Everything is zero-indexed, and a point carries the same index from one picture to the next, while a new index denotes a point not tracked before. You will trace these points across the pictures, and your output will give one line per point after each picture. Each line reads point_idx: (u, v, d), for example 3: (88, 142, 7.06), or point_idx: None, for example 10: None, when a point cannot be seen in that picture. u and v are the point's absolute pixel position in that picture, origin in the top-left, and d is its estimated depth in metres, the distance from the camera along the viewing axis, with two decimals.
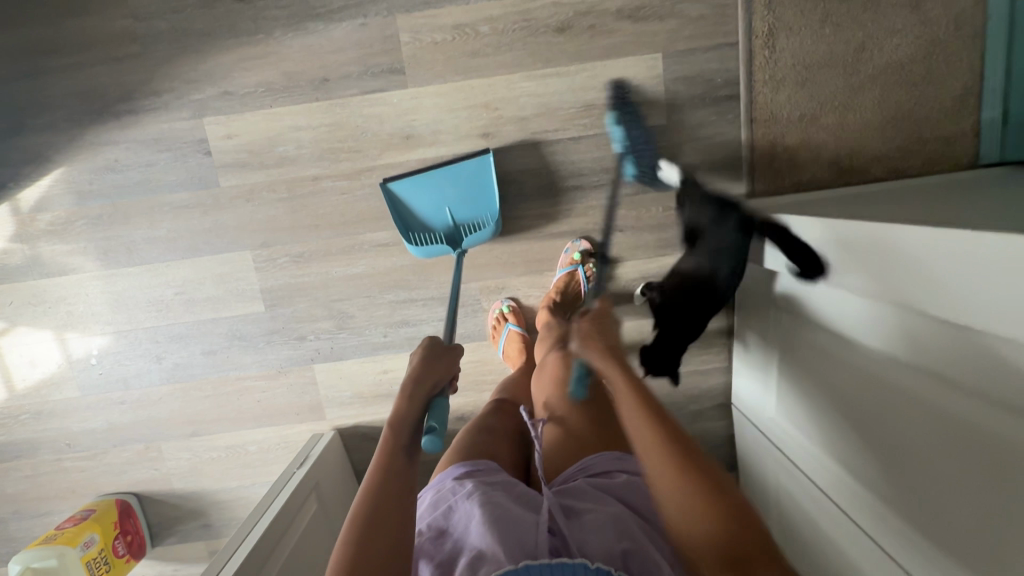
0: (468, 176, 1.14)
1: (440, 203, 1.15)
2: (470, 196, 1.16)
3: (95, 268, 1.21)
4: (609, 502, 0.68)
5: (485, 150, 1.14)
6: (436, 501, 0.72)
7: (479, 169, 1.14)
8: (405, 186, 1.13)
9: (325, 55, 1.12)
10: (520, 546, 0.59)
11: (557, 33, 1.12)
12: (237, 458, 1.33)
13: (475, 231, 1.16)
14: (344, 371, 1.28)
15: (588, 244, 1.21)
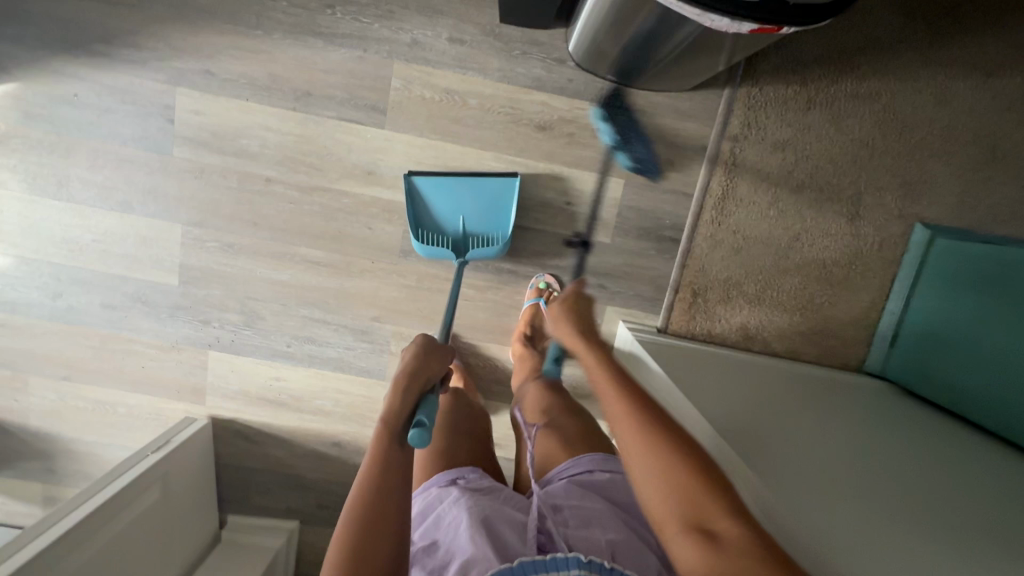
0: (491, 193, 1.18)
1: (455, 210, 1.19)
2: (486, 211, 1.20)
3: (18, 190, 1.18)
4: (590, 498, 0.71)
5: (513, 174, 1.18)
6: (425, 512, 0.74)
7: (501, 190, 1.18)
8: (428, 187, 1.17)
9: (315, 72, 1.14)
10: (507, 552, 0.62)
11: (537, 130, 1.18)
12: (104, 414, 1.31)
13: (483, 245, 1.20)
14: (237, 365, 1.29)
15: (552, 278, 1.24)
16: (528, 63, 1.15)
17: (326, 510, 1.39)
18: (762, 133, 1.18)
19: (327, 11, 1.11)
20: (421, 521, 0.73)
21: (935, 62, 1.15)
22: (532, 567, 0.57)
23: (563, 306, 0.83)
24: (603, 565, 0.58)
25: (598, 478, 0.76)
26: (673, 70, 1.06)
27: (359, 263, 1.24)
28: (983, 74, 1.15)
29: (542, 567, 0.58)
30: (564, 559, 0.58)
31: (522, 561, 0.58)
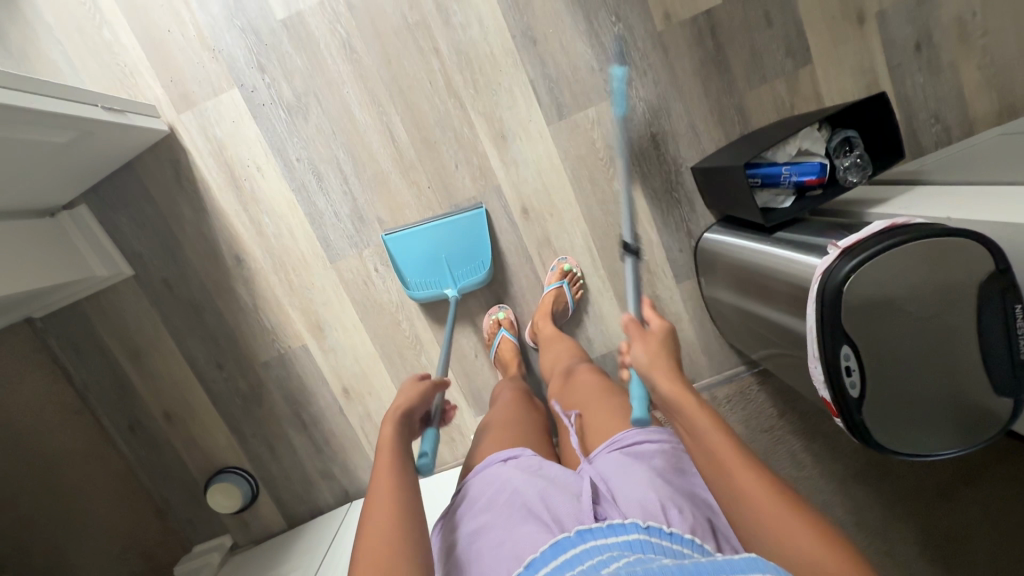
0: (466, 226, 1.19)
1: (433, 251, 1.20)
2: (463, 245, 1.20)
3: None
4: (641, 468, 0.71)
5: (479, 207, 1.19)
6: (477, 491, 0.75)
7: (474, 223, 1.19)
8: (396, 237, 1.18)
9: (553, 36, 1.14)
10: (562, 523, 0.64)
11: (626, 251, 1.25)
12: (85, 19, 1.11)
13: (465, 276, 1.21)
14: (240, 122, 1.17)
15: (574, 261, 1.24)
16: (671, 210, 1.23)
17: (163, 290, 1.26)
18: (729, 414, 1.31)
19: (609, 18, 1.14)
20: (464, 509, 0.75)
21: (852, 497, 1.28)
22: (591, 532, 0.60)
23: (660, 338, 0.80)
24: (660, 530, 0.61)
25: (645, 447, 0.75)
26: (735, 321, 1.16)
27: (418, 175, 1.20)
28: (879, 549, 1.25)
29: (600, 533, 0.60)
30: (622, 527, 0.60)
31: (579, 530, 0.60)
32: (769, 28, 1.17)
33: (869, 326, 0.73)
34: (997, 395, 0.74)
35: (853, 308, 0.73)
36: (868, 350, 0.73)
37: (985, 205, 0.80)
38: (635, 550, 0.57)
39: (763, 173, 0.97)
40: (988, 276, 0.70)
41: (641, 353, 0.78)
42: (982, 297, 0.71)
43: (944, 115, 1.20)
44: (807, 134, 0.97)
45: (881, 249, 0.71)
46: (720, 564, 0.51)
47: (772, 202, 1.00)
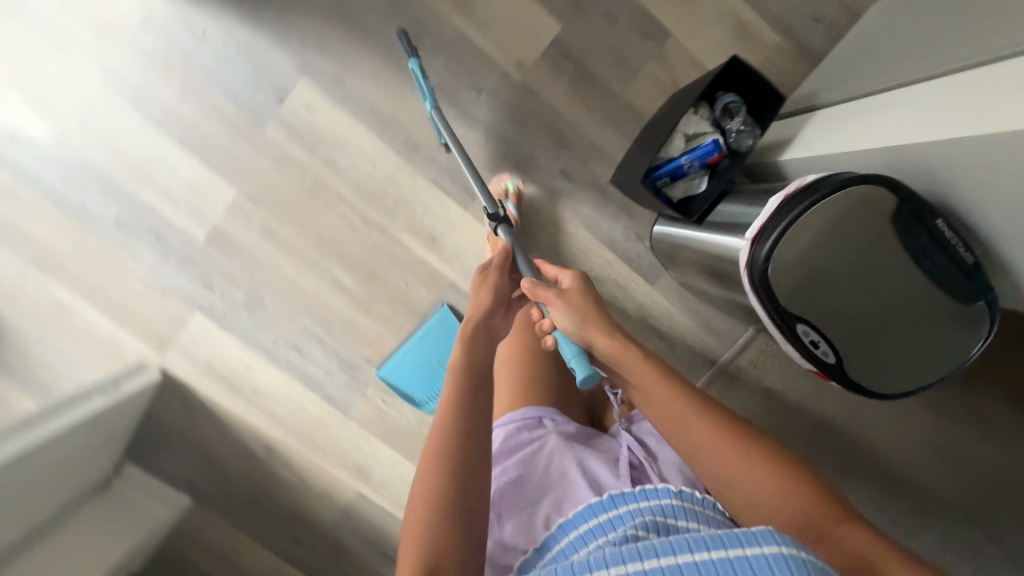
0: (441, 330, 1.25)
1: (425, 364, 1.26)
2: (447, 346, 1.26)
3: (96, 80, 1.15)
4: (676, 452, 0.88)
5: (444, 307, 1.25)
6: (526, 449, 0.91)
7: (446, 323, 1.25)
8: (390, 370, 1.26)
9: (432, 134, 1.20)
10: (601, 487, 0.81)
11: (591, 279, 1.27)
12: (56, 317, 1.25)
13: None
14: (214, 337, 1.27)
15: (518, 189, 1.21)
16: (613, 224, 1.25)
17: (222, 501, 1.37)
18: (761, 376, 1.28)
19: (472, 92, 1.18)
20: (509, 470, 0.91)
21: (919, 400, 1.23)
22: (623, 499, 0.74)
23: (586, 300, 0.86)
24: (689, 496, 0.76)
25: None
26: (718, 300, 1.16)
27: (378, 306, 1.26)
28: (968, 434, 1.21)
29: (633, 499, 0.74)
30: (653, 492, 0.75)
31: (612, 495, 0.75)
32: (618, 25, 1.18)
33: (812, 297, 0.73)
34: (975, 303, 0.71)
35: (788, 288, 0.73)
36: (823, 318, 0.73)
37: (878, 127, 0.79)
38: (659, 512, 0.73)
39: (667, 171, 0.99)
40: (898, 204, 0.69)
41: (567, 320, 0.84)
42: (904, 226, 0.70)
43: (822, 12, 1.17)
44: (686, 118, 0.98)
45: (785, 227, 0.72)
46: (742, 537, 0.58)
47: (690, 191, 1.01)
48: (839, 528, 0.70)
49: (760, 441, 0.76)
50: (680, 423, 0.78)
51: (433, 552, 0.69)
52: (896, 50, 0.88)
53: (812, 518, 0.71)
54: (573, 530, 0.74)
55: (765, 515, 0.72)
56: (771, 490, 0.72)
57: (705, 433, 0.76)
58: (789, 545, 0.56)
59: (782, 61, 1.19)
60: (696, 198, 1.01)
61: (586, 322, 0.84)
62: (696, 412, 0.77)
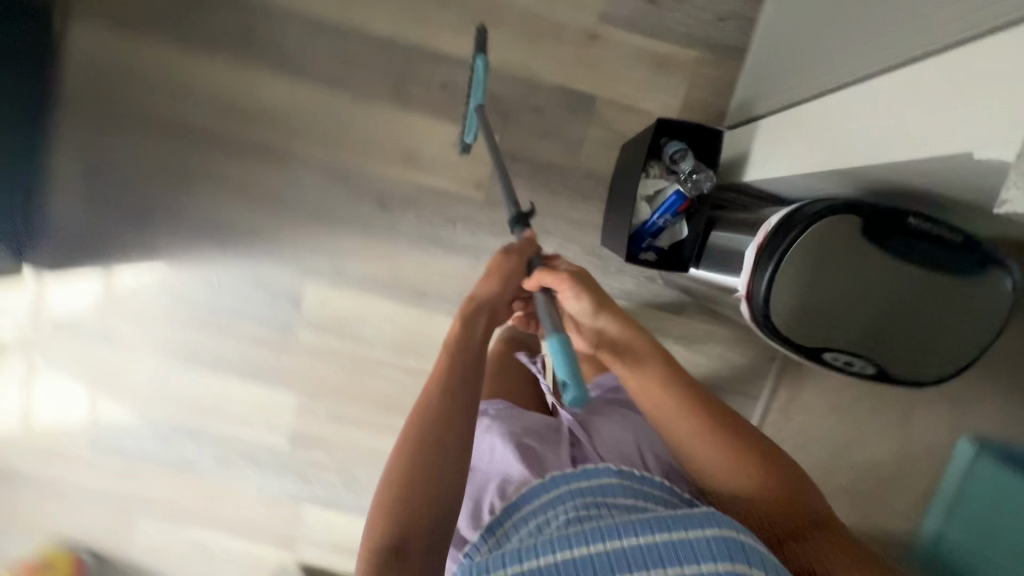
0: None
1: None
2: None
3: (154, 356, 1.34)
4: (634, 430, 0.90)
5: None
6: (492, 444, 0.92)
7: None
8: None
9: (432, 276, 1.30)
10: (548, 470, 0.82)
11: None
12: (203, 556, 1.42)
13: None
14: (330, 521, 1.40)
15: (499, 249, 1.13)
16: (622, 279, 1.30)
17: None
18: None
19: (449, 226, 1.28)
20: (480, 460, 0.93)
21: None
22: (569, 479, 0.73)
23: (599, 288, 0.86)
24: (633, 475, 0.74)
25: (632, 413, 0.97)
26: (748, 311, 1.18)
27: None
28: None
29: (580, 478, 0.72)
30: (598, 471, 0.73)
31: (556, 476, 0.74)
32: (547, 110, 1.25)
33: (822, 322, 0.74)
34: (977, 278, 0.71)
35: (797, 323, 0.75)
36: (840, 337, 0.74)
37: (806, 143, 0.83)
38: (604, 492, 0.71)
39: (647, 232, 1.05)
40: (869, 222, 0.72)
41: (581, 306, 0.85)
42: (885, 239, 0.71)
43: (724, 11, 1.20)
44: (642, 183, 1.04)
45: (773, 273, 0.76)
46: (683, 519, 0.60)
47: (677, 237, 1.07)
48: (813, 531, 0.71)
49: (735, 425, 0.78)
50: (668, 400, 0.79)
51: (401, 525, 0.73)
52: (802, 52, 0.92)
53: (784, 509, 0.72)
54: (519, 509, 0.75)
55: (744, 504, 0.74)
56: (747, 476, 0.74)
57: (688, 414, 0.78)
58: (728, 528, 0.58)
59: (708, 70, 1.22)
60: (685, 240, 1.07)
61: (604, 310, 0.85)
62: (679, 388, 0.80)
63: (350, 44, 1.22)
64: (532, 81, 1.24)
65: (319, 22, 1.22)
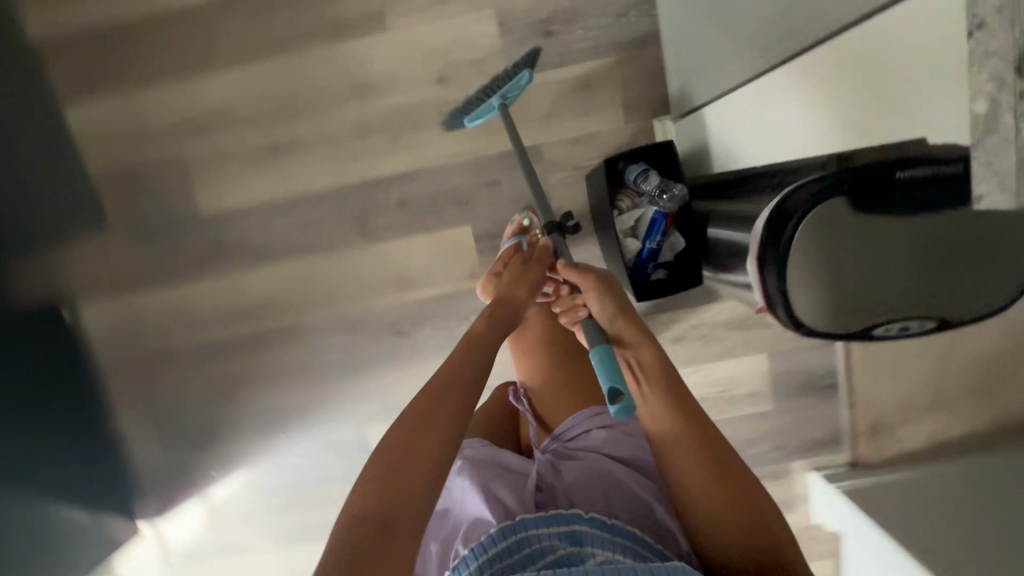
0: None
1: None
2: None
3: (273, 548, 1.43)
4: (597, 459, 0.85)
5: None
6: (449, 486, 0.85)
7: None
8: None
9: None
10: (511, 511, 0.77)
11: (671, 342, 1.32)
12: None
13: None
14: None
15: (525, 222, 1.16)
16: None
17: None
18: None
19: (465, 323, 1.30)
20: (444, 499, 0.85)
21: None
22: (540, 521, 0.70)
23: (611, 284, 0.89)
24: (596, 520, 0.71)
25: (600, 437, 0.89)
26: None
27: None
28: None
29: (544, 523, 0.70)
30: (564, 515, 0.70)
31: (523, 517, 0.70)
32: (501, 179, 1.25)
33: (848, 308, 0.67)
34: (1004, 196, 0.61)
35: (824, 316, 0.69)
36: (875, 315, 0.67)
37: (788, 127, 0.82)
38: (565, 539, 0.69)
39: (644, 259, 1.05)
40: (851, 196, 0.64)
41: (601, 308, 0.86)
42: (874, 207, 0.64)
43: (621, 7, 1.16)
44: (619, 220, 1.03)
45: (777, 274, 0.71)
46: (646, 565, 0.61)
47: (677, 247, 1.06)
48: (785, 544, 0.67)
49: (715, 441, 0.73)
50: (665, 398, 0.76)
51: (383, 498, 0.64)
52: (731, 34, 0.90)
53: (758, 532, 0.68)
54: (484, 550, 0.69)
55: (718, 527, 0.70)
56: (727, 498, 0.69)
57: (676, 418, 0.74)
58: None
59: (632, 68, 1.18)
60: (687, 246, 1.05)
61: (615, 304, 0.86)
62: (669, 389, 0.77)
63: (305, 210, 1.27)
64: (477, 160, 1.24)
65: (272, 203, 1.27)
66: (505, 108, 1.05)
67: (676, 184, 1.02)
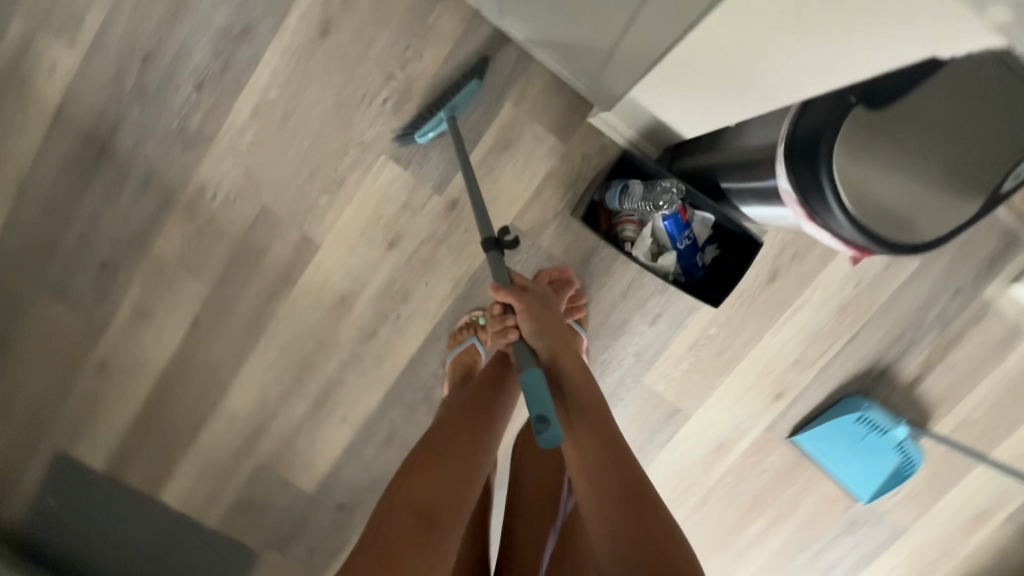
0: (822, 441, 1.18)
1: (861, 460, 1.17)
2: (841, 436, 1.17)
3: None
4: None
5: (795, 435, 1.20)
6: None
7: (817, 435, 1.18)
8: (862, 488, 1.19)
9: None
10: None
11: (770, 281, 1.14)
12: None
13: (875, 421, 1.15)
14: None
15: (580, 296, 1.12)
16: None
17: None
18: None
19: None
20: None
21: None
22: None
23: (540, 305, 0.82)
24: None
25: None
26: None
27: (791, 493, 1.24)
28: None
29: None
30: None
31: None
32: None
33: (924, 196, 0.66)
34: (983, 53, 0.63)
35: (906, 218, 0.66)
36: (952, 194, 0.66)
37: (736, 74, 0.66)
38: None
39: (688, 256, 1.02)
40: (870, 99, 0.64)
41: (534, 331, 0.80)
42: (896, 100, 0.65)
43: (483, 58, 1.08)
44: (636, 250, 1.02)
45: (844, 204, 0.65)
46: None
47: (709, 222, 1.01)
48: None
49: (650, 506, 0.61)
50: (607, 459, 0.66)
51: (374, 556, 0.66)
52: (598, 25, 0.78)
53: None
54: None
55: None
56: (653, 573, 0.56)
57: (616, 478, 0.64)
58: None
59: (534, 94, 1.09)
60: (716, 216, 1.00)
61: (544, 331, 0.80)
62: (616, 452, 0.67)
63: (376, 426, 1.26)
64: (473, 277, 1.19)
65: (349, 442, 1.27)
66: (452, 120, 1.03)
67: (662, 185, 0.95)
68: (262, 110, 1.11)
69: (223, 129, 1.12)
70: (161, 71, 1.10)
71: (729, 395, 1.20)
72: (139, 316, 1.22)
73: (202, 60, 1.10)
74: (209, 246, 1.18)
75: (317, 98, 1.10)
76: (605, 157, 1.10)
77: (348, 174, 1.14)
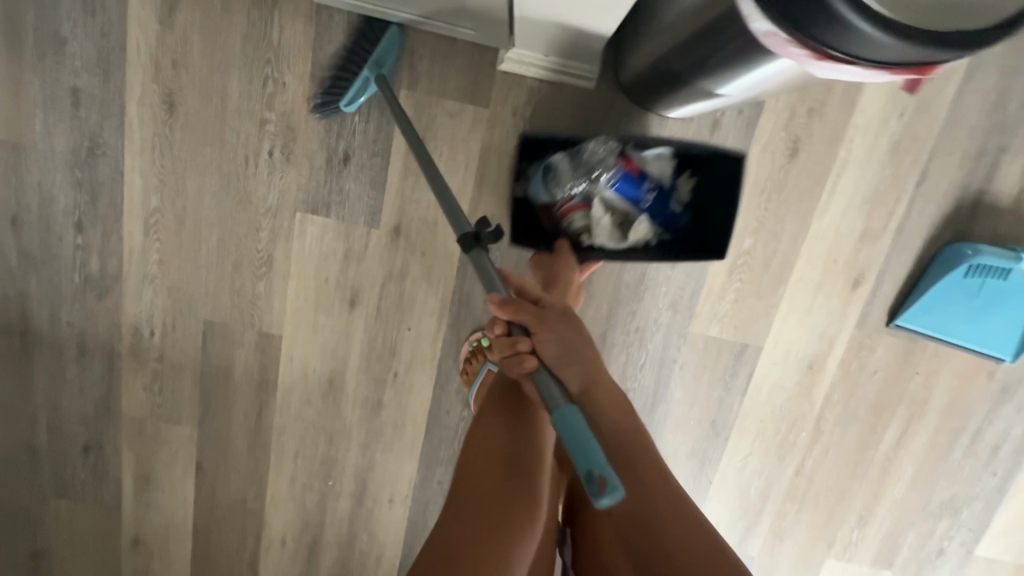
0: (930, 313, 0.94)
1: (986, 316, 0.93)
2: (951, 299, 0.93)
3: None
4: None
5: (894, 319, 0.97)
6: None
7: (921, 309, 0.94)
8: (1001, 345, 0.94)
9: (691, 413, 1.04)
10: None
11: (792, 157, 0.91)
12: None
13: (988, 265, 0.89)
14: (1007, 533, 1.07)
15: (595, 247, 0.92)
16: None
17: None
18: None
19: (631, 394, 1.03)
20: None
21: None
22: None
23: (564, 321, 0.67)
24: None
25: None
26: None
27: (916, 384, 1.01)
28: None
29: None
30: None
31: None
32: None
33: None
34: None
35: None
36: None
37: None
38: None
39: (660, 206, 0.87)
40: None
41: (560, 353, 0.65)
42: None
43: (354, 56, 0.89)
44: (598, 240, 0.87)
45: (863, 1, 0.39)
46: None
47: (667, 160, 0.87)
48: None
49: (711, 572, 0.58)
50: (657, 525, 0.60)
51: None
52: None
53: None
54: None
55: None
56: None
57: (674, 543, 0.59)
58: None
59: (428, 68, 0.89)
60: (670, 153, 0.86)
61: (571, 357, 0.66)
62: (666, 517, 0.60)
63: (427, 493, 1.11)
64: (455, 299, 1.01)
65: (407, 519, 1.13)
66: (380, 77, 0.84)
67: (588, 151, 0.85)
68: (154, 222, 0.96)
69: (126, 259, 0.98)
70: (36, 227, 0.97)
71: (798, 303, 0.98)
72: (143, 483, 1.11)
73: (69, 197, 0.96)
74: (174, 384, 1.06)
75: (201, 182, 0.95)
76: (537, 102, 0.90)
77: (274, 248, 0.98)
